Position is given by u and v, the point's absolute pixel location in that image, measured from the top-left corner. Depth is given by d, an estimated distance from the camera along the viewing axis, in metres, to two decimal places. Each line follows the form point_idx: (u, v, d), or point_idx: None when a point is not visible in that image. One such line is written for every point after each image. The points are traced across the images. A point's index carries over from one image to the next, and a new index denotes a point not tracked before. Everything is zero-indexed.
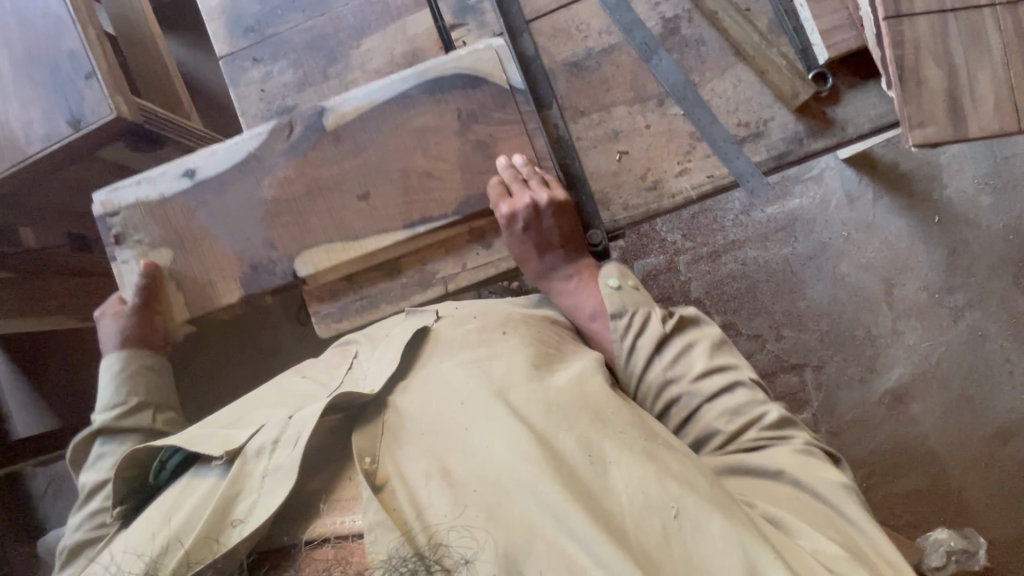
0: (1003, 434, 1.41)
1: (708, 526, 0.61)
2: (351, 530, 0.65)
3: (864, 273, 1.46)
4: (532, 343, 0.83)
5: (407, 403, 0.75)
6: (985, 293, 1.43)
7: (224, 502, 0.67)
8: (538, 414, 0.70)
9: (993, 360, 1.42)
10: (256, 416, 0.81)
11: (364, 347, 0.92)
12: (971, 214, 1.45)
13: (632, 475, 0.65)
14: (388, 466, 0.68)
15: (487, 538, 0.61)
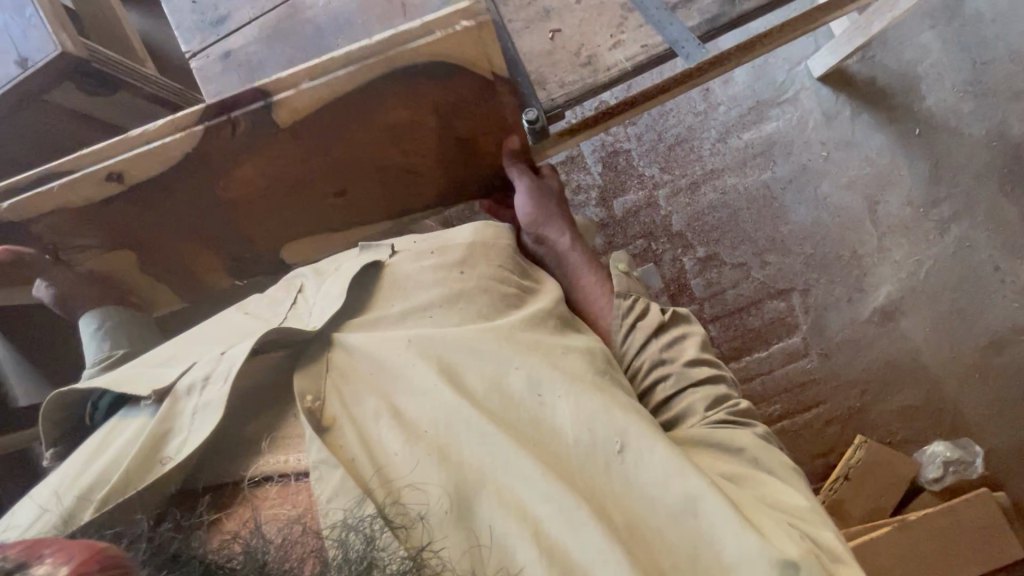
0: (995, 344, 1.39)
1: (652, 454, 0.64)
2: (295, 470, 0.68)
3: (846, 192, 1.45)
4: (487, 290, 0.80)
5: (354, 338, 0.75)
6: (971, 202, 1.41)
7: (152, 440, 0.70)
8: (486, 355, 0.71)
9: (981, 269, 1.40)
10: (189, 352, 0.81)
11: (310, 281, 0.88)
12: (953, 122, 1.43)
13: (581, 408, 0.67)
14: (335, 407, 0.70)
15: (443, 476, 0.64)
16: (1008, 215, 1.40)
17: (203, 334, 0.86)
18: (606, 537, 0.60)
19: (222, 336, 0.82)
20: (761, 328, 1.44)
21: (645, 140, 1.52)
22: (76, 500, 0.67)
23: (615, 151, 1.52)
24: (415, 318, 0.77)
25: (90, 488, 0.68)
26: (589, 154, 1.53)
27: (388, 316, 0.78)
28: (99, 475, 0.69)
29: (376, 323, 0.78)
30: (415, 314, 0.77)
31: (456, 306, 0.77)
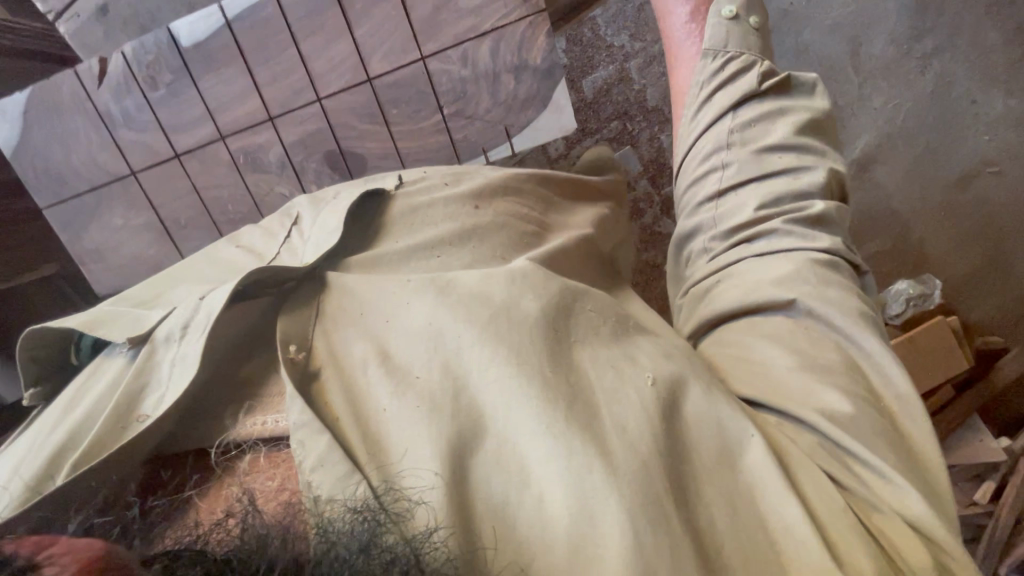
0: (963, 180, 1.42)
1: (685, 393, 0.54)
2: (280, 435, 0.54)
3: (828, 38, 1.35)
4: (504, 224, 0.70)
5: (351, 278, 0.61)
6: (955, 33, 1.32)
7: (127, 395, 0.55)
8: (486, 287, 0.57)
9: (958, 105, 1.36)
10: (174, 290, 0.66)
11: (306, 211, 0.76)
12: None
13: (599, 357, 0.55)
14: (326, 351, 0.56)
15: (437, 425, 0.49)
16: (991, 42, 1.32)
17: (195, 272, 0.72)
18: (627, 498, 0.46)
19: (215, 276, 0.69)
20: None
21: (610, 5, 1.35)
22: (51, 460, 0.54)
23: (577, 23, 1.36)
24: (424, 254, 0.65)
25: (64, 444, 0.55)
26: None
27: (393, 250, 0.66)
28: (77, 426, 0.56)
29: (375, 264, 0.65)
30: (420, 251, 0.66)
31: (470, 243, 0.67)
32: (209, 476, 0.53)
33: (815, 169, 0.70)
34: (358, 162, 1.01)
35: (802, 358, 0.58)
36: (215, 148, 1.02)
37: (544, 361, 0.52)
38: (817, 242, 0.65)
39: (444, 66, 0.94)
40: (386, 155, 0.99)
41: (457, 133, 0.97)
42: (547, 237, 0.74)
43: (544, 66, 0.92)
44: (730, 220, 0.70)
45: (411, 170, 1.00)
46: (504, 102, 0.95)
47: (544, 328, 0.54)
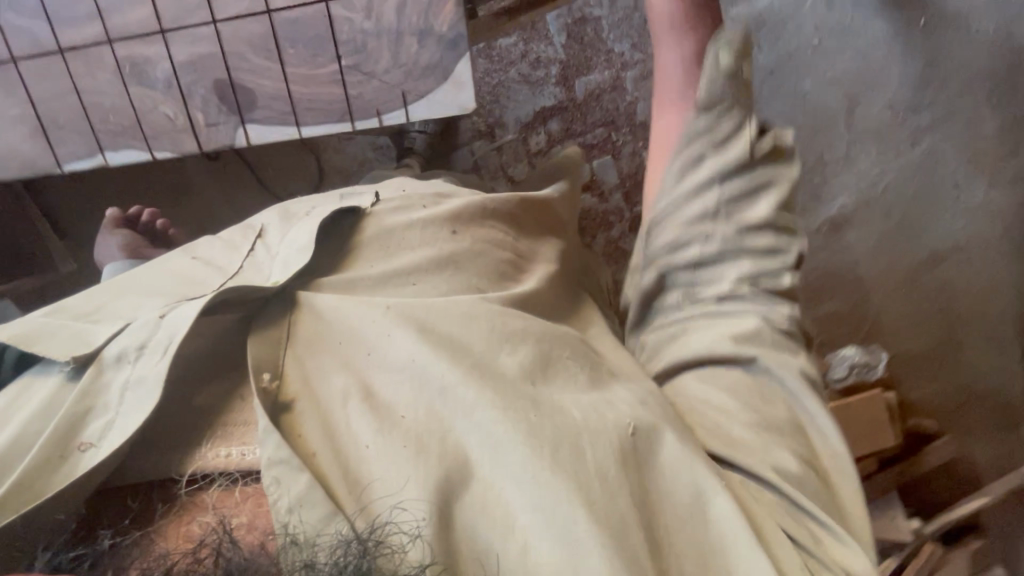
0: (931, 261, 1.41)
1: (662, 443, 0.58)
2: (246, 469, 0.58)
3: (828, 90, 1.33)
4: (480, 249, 0.71)
5: (325, 302, 0.63)
6: (951, 113, 1.31)
7: (70, 420, 0.57)
8: (470, 333, 0.61)
9: (942, 187, 1.36)
10: (120, 304, 0.66)
11: (274, 227, 0.77)
12: (962, 16, 1.25)
13: (592, 406, 0.58)
14: (296, 384, 0.58)
15: (421, 467, 0.53)
16: (985, 130, 1.31)
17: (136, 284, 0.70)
18: (620, 557, 0.50)
19: (162, 287, 0.68)
20: None
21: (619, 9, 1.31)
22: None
23: (583, 20, 1.32)
24: (400, 281, 0.67)
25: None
26: (553, 19, 1.33)
27: (367, 277, 0.67)
28: (7, 452, 0.56)
29: (350, 289, 0.66)
30: (397, 278, 0.67)
31: (444, 270, 0.68)
32: (172, 505, 0.58)
33: (789, 248, 0.72)
34: (247, 97, 1.01)
35: (767, 428, 0.65)
36: (101, 49, 1.00)
37: (528, 417, 0.55)
38: (778, 312, 0.70)
39: (350, 17, 0.97)
40: (278, 96, 1.00)
41: (353, 89, 0.99)
42: (523, 267, 0.74)
43: (448, 36, 0.96)
44: (701, 291, 0.72)
45: (302, 119, 1.00)
46: (403, 67, 0.98)
47: (517, 386, 0.58)
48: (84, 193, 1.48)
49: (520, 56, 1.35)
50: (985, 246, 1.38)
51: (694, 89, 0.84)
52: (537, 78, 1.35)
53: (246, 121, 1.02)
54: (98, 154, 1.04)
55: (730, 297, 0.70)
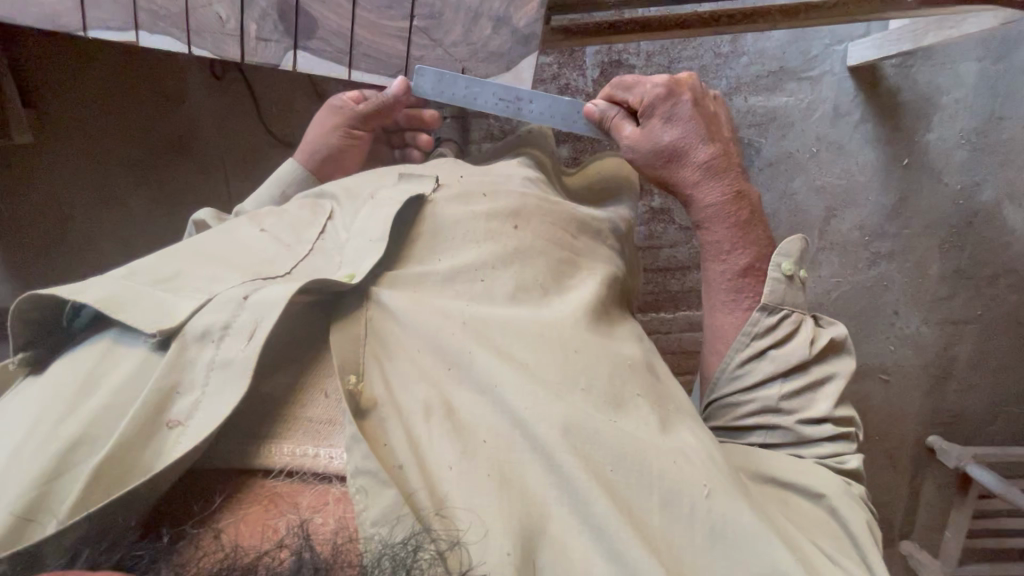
0: (858, 373, 1.54)
1: (737, 514, 0.54)
2: (326, 472, 0.56)
3: (813, 195, 1.43)
4: (545, 248, 0.74)
5: (400, 300, 0.64)
6: (909, 249, 1.44)
7: (157, 397, 0.54)
8: (552, 365, 0.61)
9: (883, 308, 1.49)
10: (199, 276, 0.64)
11: (342, 207, 0.77)
12: (937, 166, 1.39)
13: (678, 463, 0.56)
14: (377, 388, 0.58)
15: (501, 496, 0.52)
16: (933, 269, 1.46)
17: (214, 253, 0.69)
18: None
19: (238, 261, 0.67)
20: (677, 292, 1.48)
21: (653, 64, 1.35)
22: (42, 483, 0.50)
23: (618, 63, 1.35)
24: (469, 277, 0.68)
25: (70, 447, 0.52)
26: (591, 53, 1.34)
27: (435, 274, 0.68)
28: (85, 430, 0.53)
29: (421, 285, 0.68)
30: (464, 276, 0.68)
31: (512, 266, 0.70)
32: (244, 499, 0.55)
33: (832, 376, 0.80)
34: (308, 23, 1.00)
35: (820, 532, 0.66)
36: None
37: (608, 461, 0.55)
38: (822, 428, 0.78)
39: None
40: (340, 33, 1.01)
41: (416, 51, 1.02)
42: (578, 266, 0.75)
43: (523, 31, 1.01)
44: (758, 437, 0.81)
45: (356, 63, 1.02)
46: (473, 47, 1.02)
47: (597, 415, 0.57)
48: (87, 107, 1.39)
49: (550, 76, 1.35)
50: (908, 372, 1.54)
51: (736, 242, 0.90)
52: None
53: (299, 46, 1.01)
54: (131, 30, 0.98)
55: (764, 389, 0.81)
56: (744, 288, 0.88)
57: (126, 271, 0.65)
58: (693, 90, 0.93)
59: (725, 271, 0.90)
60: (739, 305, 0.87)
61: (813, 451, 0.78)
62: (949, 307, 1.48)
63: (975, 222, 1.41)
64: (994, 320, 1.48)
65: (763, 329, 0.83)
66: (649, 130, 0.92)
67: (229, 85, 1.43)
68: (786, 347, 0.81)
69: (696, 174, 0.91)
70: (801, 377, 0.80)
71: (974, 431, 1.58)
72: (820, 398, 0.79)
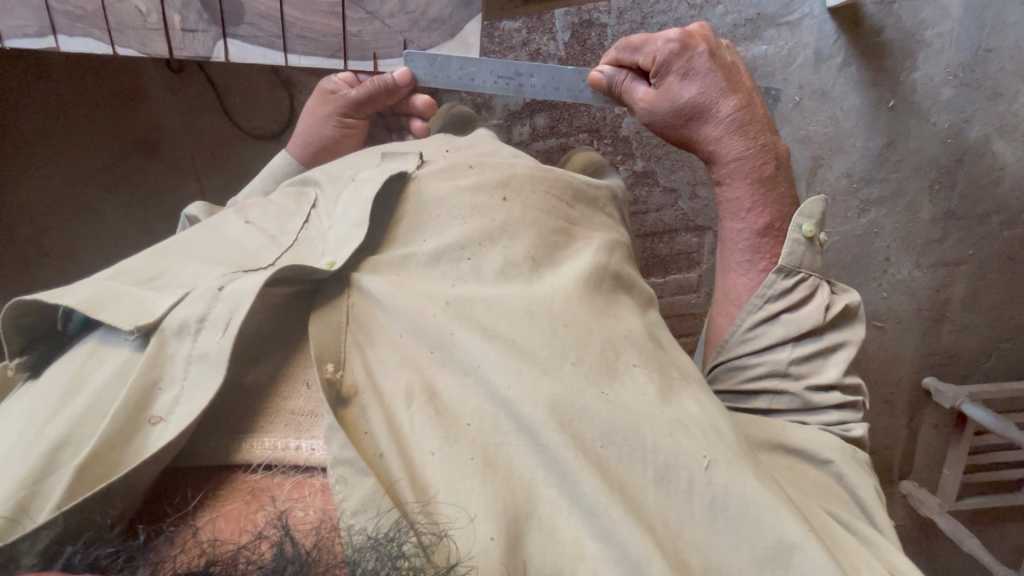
0: None
1: (740, 486, 0.54)
2: (308, 463, 0.55)
3: (799, 146, 1.39)
4: (534, 222, 0.71)
5: (379, 284, 0.63)
6: (898, 194, 1.42)
7: (137, 395, 0.53)
8: (541, 341, 0.59)
9: (875, 256, 1.48)
10: (181, 271, 0.63)
11: (325, 195, 0.75)
12: (926, 106, 1.35)
13: (676, 439, 0.55)
14: (357, 374, 0.57)
15: (485, 480, 0.51)
16: (922, 213, 1.44)
17: (193, 249, 0.67)
18: None
19: (220, 255, 0.65)
20: (666, 256, 1.47)
21: (625, 21, 1.29)
22: (30, 484, 0.50)
23: (589, 23, 1.28)
24: (454, 256, 0.66)
25: (57, 447, 0.51)
26: (560, 14, 1.27)
27: (419, 255, 0.66)
28: (71, 430, 0.53)
29: (403, 267, 0.66)
30: (449, 254, 0.66)
31: (499, 243, 0.68)
32: (222, 493, 0.54)
33: (842, 343, 0.80)
34: (233, 8, 0.92)
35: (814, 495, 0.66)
36: None
37: (595, 440, 0.54)
38: (830, 395, 0.77)
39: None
40: (267, 15, 0.93)
41: (353, 25, 0.95)
42: (575, 235, 0.74)
43: None
44: (763, 403, 0.80)
45: (291, 46, 0.95)
46: (411, 15, 0.96)
47: (587, 390, 0.56)
48: (43, 107, 1.33)
49: (520, 42, 1.28)
50: (901, 317, 1.54)
51: (759, 200, 0.89)
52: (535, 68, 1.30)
53: (228, 34, 0.94)
54: (48, 36, 0.90)
55: (774, 353, 0.81)
56: (762, 248, 0.88)
57: (110, 270, 0.64)
58: (708, 40, 0.89)
59: (744, 230, 0.89)
60: (756, 267, 0.88)
61: (818, 418, 0.78)
62: (940, 250, 1.47)
63: (964, 161, 1.39)
64: (984, 258, 1.48)
65: (779, 292, 0.82)
66: (665, 89, 0.89)
67: (185, 76, 1.36)
68: (800, 311, 0.81)
69: (720, 129, 0.89)
70: (814, 343, 0.79)
71: (968, 369, 1.60)
72: (829, 365, 0.79)
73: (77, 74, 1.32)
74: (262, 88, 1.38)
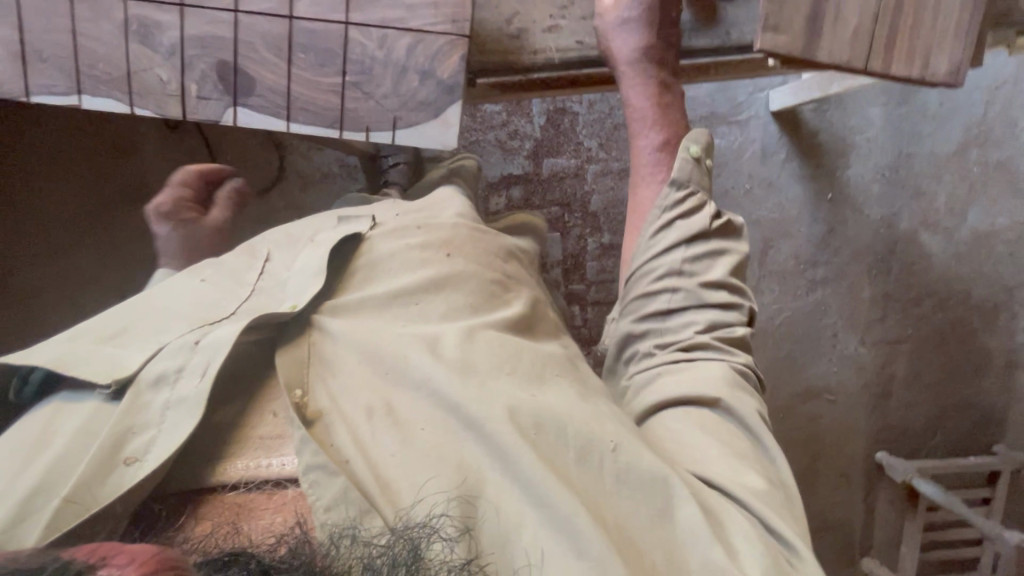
0: (804, 395, 1.61)
1: (642, 460, 0.57)
2: (279, 477, 0.57)
3: (751, 229, 1.52)
4: (473, 271, 0.74)
5: (339, 324, 0.66)
6: (840, 275, 1.56)
7: (111, 440, 0.55)
8: (475, 352, 0.63)
9: (823, 332, 1.58)
10: (151, 324, 0.66)
11: (280, 250, 0.79)
12: (858, 200, 1.52)
13: (583, 416, 0.59)
14: (322, 401, 0.60)
15: (439, 472, 0.54)
16: (864, 294, 1.57)
17: (161, 302, 0.70)
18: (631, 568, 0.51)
19: (184, 308, 0.68)
20: None
21: (595, 111, 1.43)
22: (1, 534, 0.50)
23: (562, 111, 1.42)
24: (407, 298, 0.70)
25: (32, 494, 0.53)
26: (537, 102, 1.42)
27: (375, 296, 0.70)
28: (41, 481, 0.54)
29: (362, 307, 0.69)
30: (399, 301, 0.70)
31: (444, 291, 0.70)
32: (201, 510, 0.55)
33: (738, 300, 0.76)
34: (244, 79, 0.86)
35: None
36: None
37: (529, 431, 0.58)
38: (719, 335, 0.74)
39: (361, 39, 0.86)
40: (274, 88, 0.86)
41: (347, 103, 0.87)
42: (512, 288, 0.76)
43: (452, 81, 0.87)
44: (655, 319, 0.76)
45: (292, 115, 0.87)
46: (402, 97, 0.87)
47: (518, 394, 0.60)
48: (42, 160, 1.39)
49: (499, 123, 1.41)
50: (851, 391, 1.62)
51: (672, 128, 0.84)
52: (512, 147, 1.42)
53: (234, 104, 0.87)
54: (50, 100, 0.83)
55: (666, 257, 0.77)
56: (661, 164, 0.83)
57: (74, 333, 0.65)
58: None
59: (645, 147, 0.84)
60: (653, 182, 0.83)
61: (699, 353, 0.72)
62: (882, 328, 1.59)
63: (897, 248, 1.55)
64: (922, 338, 1.60)
65: (672, 203, 0.78)
66: None
67: (179, 133, 1.43)
68: (691, 221, 0.77)
69: (654, 52, 0.84)
70: (699, 246, 0.76)
71: (918, 445, 1.66)
72: (718, 281, 0.75)
73: (79, 132, 1.41)
74: (254, 148, 1.45)
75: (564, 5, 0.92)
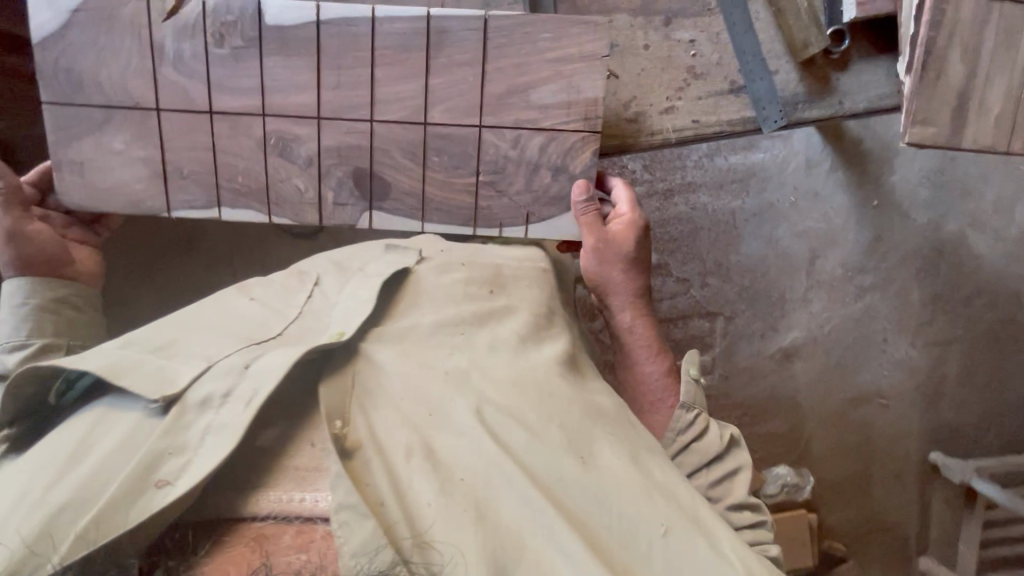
0: (856, 400, 1.61)
1: (689, 544, 0.60)
2: (311, 512, 0.61)
3: (796, 240, 1.52)
4: (517, 313, 0.80)
5: (386, 353, 0.71)
6: (889, 280, 1.55)
7: (148, 458, 0.60)
8: (528, 405, 0.67)
9: (872, 337, 1.58)
10: (191, 341, 0.72)
11: (330, 276, 0.84)
12: (904, 204, 1.52)
13: (634, 503, 0.62)
14: (359, 430, 0.64)
15: (477, 531, 0.57)
16: (912, 299, 1.56)
17: (203, 321, 0.76)
18: None
19: (233, 328, 0.74)
20: (681, 340, 1.54)
21: None
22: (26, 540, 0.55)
23: None
24: (452, 330, 0.75)
25: (66, 503, 0.58)
26: None
27: (421, 326, 0.75)
28: (75, 491, 0.59)
29: (406, 335, 0.74)
30: (446, 329, 0.75)
31: (488, 325, 0.77)
32: (229, 540, 0.60)
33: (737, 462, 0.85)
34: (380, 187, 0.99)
35: None
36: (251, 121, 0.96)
37: (574, 504, 0.61)
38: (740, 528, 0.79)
39: (495, 141, 0.98)
40: (411, 193, 1.00)
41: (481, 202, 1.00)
42: (554, 328, 0.83)
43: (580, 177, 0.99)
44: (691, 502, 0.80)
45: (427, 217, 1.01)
46: (535, 194, 1.00)
47: (568, 461, 0.63)
48: None
49: None
50: (902, 394, 1.62)
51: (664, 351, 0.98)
52: None
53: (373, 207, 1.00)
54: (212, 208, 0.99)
55: (689, 480, 0.84)
56: (667, 388, 0.95)
57: (119, 341, 0.72)
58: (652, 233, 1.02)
59: (649, 375, 0.96)
60: (666, 403, 0.93)
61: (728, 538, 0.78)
62: (932, 330, 1.59)
63: (945, 250, 1.54)
64: (972, 338, 1.60)
65: (684, 423, 0.87)
66: (619, 242, 0.98)
67: None
68: (704, 438, 0.86)
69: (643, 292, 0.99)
70: (713, 468, 0.84)
71: (971, 444, 1.66)
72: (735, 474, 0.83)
73: None
74: None
75: (679, 89, 1.12)
